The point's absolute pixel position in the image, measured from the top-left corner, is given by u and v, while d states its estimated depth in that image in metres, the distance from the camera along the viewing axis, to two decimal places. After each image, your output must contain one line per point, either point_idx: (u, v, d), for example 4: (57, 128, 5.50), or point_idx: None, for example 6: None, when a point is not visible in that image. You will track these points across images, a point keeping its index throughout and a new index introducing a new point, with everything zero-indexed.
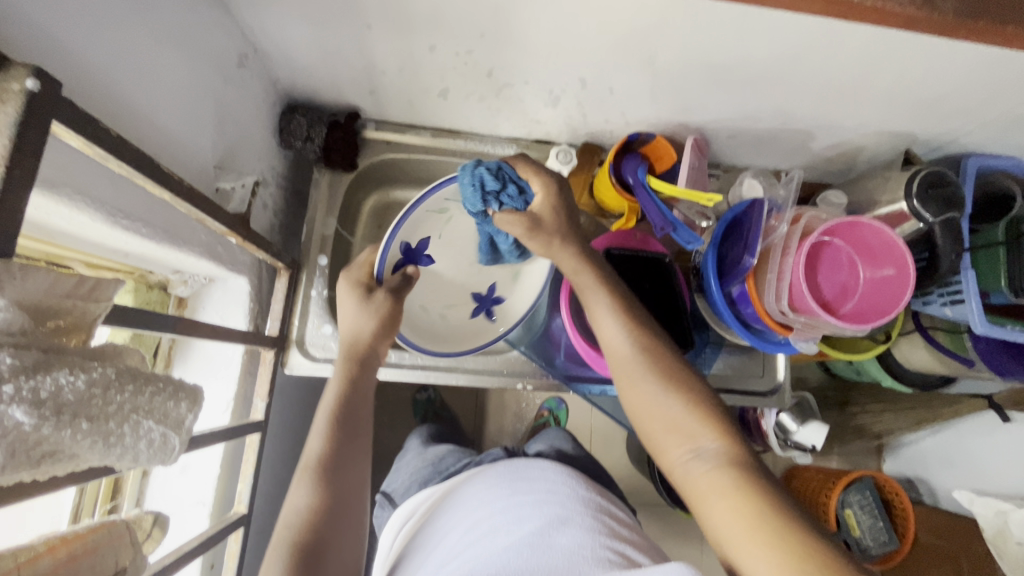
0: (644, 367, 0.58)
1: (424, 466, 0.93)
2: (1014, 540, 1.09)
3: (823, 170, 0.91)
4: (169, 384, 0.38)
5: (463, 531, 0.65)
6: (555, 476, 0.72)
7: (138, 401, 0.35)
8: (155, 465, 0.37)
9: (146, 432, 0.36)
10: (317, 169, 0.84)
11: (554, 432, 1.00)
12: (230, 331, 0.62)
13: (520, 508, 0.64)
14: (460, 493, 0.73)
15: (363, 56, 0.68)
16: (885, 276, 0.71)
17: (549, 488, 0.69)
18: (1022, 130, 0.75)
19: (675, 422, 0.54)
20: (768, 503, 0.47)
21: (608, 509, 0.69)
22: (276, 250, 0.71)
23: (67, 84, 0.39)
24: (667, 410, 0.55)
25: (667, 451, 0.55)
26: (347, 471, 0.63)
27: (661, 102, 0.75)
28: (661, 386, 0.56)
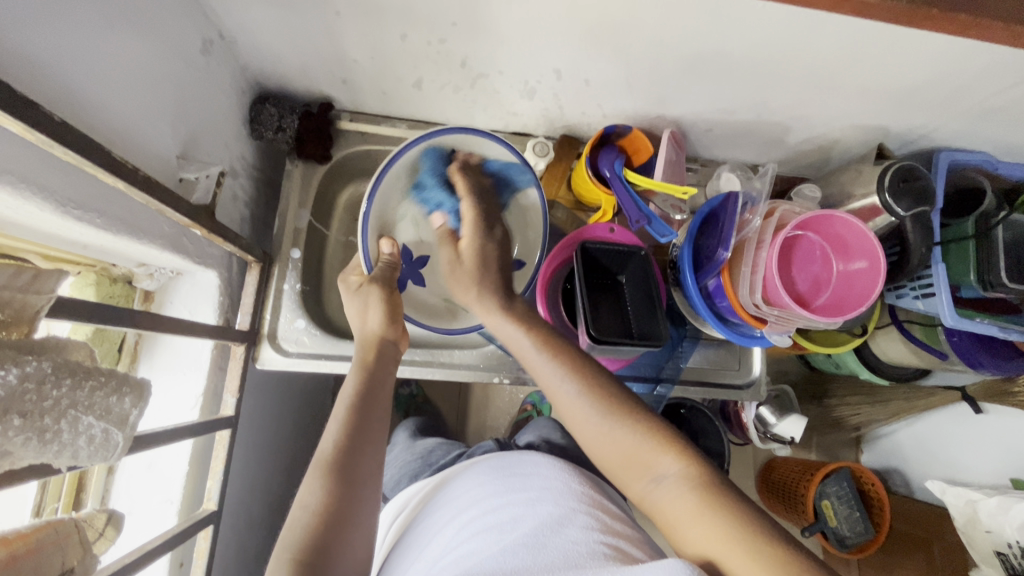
0: (590, 406, 0.59)
1: (414, 459, 0.93)
2: (983, 529, 1.11)
3: (799, 164, 0.91)
4: (111, 379, 0.42)
5: (457, 525, 0.64)
6: (548, 472, 0.71)
7: (75, 397, 0.38)
8: (98, 463, 0.40)
9: (86, 428, 0.39)
10: (290, 160, 0.82)
11: (543, 422, 1.01)
12: (195, 324, 0.60)
13: (514, 506, 0.63)
14: (450, 489, 0.73)
15: (333, 43, 0.67)
16: (857, 269, 0.71)
17: (545, 484, 0.68)
18: (992, 125, 0.77)
19: (630, 454, 0.56)
20: (729, 511, 0.50)
21: (602, 503, 0.68)
22: (246, 244, 0.70)
23: (4, 64, 0.38)
24: (622, 444, 0.57)
25: (631, 484, 0.57)
26: (361, 461, 0.56)
27: (637, 93, 0.75)
28: (604, 418, 0.58)
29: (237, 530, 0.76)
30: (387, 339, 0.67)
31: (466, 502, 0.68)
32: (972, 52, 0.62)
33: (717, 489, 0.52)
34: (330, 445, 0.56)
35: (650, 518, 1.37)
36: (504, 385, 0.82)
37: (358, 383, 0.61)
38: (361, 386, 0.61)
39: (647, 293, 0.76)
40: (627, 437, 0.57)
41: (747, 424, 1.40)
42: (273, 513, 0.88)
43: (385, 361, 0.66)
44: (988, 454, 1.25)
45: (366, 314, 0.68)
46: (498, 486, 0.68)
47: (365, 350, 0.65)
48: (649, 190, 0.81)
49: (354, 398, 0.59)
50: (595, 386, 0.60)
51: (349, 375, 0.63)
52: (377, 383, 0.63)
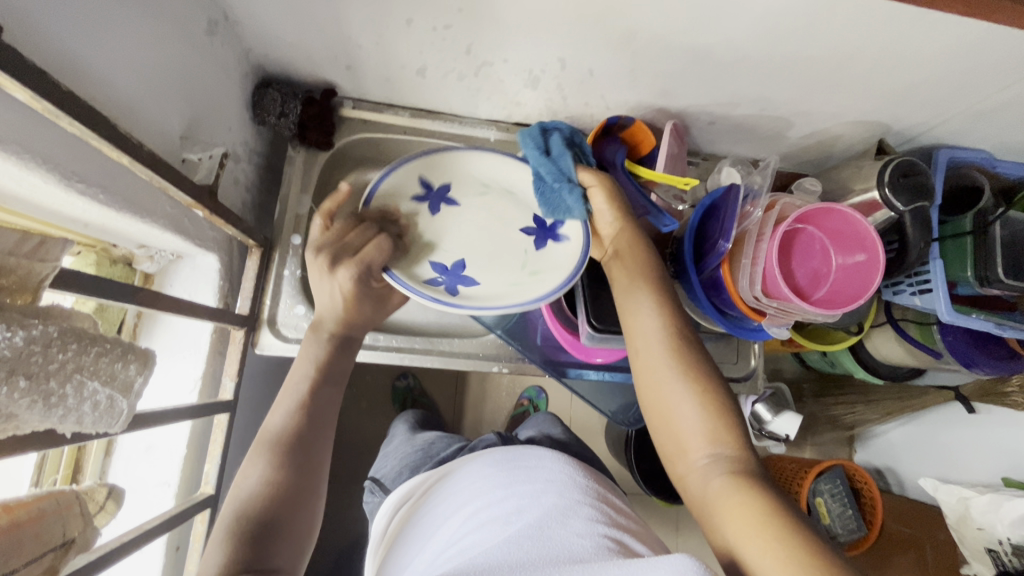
0: (669, 367, 0.57)
1: (414, 451, 0.93)
2: (975, 526, 1.12)
3: (799, 160, 0.92)
4: (117, 346, 0.42)
5: (462, 515, 0.64)
6: (552, 468, 0.70)
7: (81, 361, 0.38)
8: (102, 430, 0.41)
9: (91, 394, 0.39)
10: (292, 146, 0.82)
11: (542, 418, 1.01)
12: (195, 305, 0.60)
13: (520, 497, 0.64)
14: (453, 482, 0.73)
15: (338, 27, 0.67)
16: (856, 262, 0.72)
17: (548, 478, 0.68)
18: (990, 123, 0.77)
19: (693, 429, 0.55)
20: (775, 507, 0.47)
21: (606, 497, 0.68)
22: (248, 228, 0.70)
23: (10, 32, 0.38)
24: (688, 415, 0.55)
25: (682, 455, 0.55)
26: (314, 444, 0.57)
27: (641, 85, 0.75)
28: (683, 384, 0.56)
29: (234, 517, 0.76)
30: (356, 327, 0.66)
31: (468, 495, 0.68)
32: (974, 47, 0.63)
33: (759, 480, 0.50)
34: (279, 425, 0.56)
35: (645, 513, 1.37)
36: (504, 373, 0.83)
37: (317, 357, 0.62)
38: (323, 361, 0.62)
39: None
40: (692, 408, 0.55)
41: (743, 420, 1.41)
42: None
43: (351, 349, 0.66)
44: (981, 453, 1.26)
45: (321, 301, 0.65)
46: (502, 479, 0.68)
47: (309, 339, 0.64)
48: (650, 182, 0.81)
49: (314, 372, 0.61)
50: (683, 353, 0.58)
51: (303, 355, 0.62)
52: (337, 363, 0.63)
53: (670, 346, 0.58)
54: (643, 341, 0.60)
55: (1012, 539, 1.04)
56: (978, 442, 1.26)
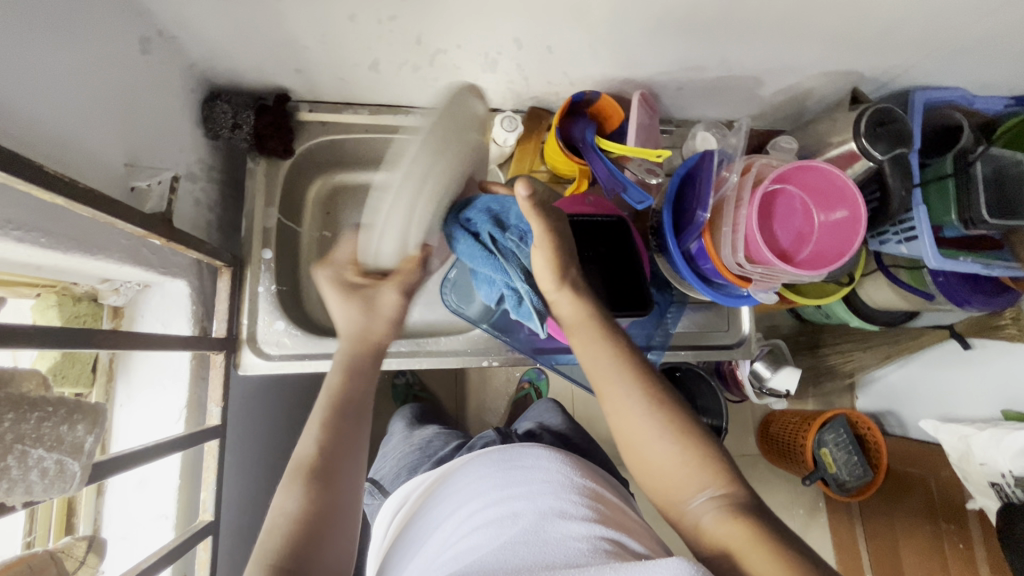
0: (646, 415, 0.55)
1: (411, 451, 0.92)
2: (977, 462, 1.13)
3: (775, 116, 0.89)
4: (59, 408, 0.42)
5: (456, 520, 0.64)
6: (543, 464, 0.70)
7: (21, 430, 0.39)
8: (57, 495, 0.41)
9: (37, 461, 0.39)
10: (251, 158, 0.79)
11: (543, 405, 1.01)
12: (163, 337, 0.59)
13: (513, 499, 0.63)
14: (449, 485, 0.72)
15: (277, 28, 0.63)
16: (839, 219, 0.71)
17: (544, 478, 0.67)
18: (965, 59, 0.75)
19: (676, 475, 0.53)
20: (781, 552, 0.45)
21: (601, 494, 0.68)
22: (214, 249, 0.68)
23: None
24: (667, 461, 0.54)
25: (674, 502, 0.54)
26: (342, 470, 0.54)
27: (604, 57, 0.72)
28: (661, 433, 0.54)
29: (240, 539, 0.75)
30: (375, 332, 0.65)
31: (461, 497, 0.67)
32: None
33: (748, 505, 0.50)
34: (308, 450, 0.54)
35: None
36: (494, 367, 0.82)
37: (340, 378, 0.60)
38: (350, 358, 0.62)
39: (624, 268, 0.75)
40: (667, 447, 0.54)
41: (743, 381, 1.42)
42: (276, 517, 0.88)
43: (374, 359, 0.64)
44: (979, 389, 1.26)
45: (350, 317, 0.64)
46: (496, 479, 0.68)
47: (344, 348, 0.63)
48: (623, 157, 0.79)
49: (331, 403, 0.57)
50: (655, 395, 0.56)
51: (331, 372, 0.61)
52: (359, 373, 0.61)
53: (636, 383, 0.56)
54: (610, 388, 0.57)
55: (1014, 472, 1.04)
56: (977, 378, 1.27)
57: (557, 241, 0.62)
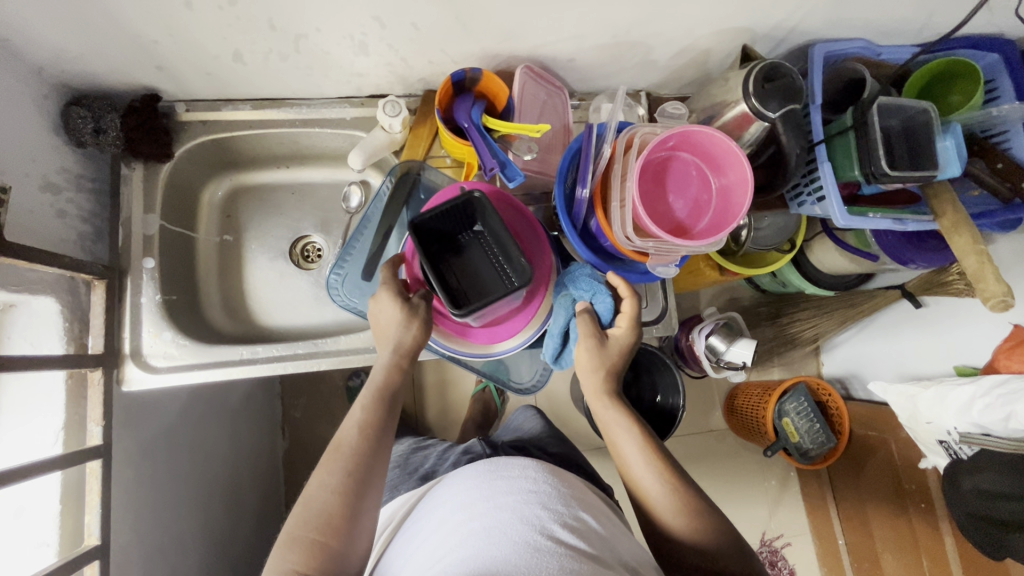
0: (664, 506, 0.61)
1: (391, 469, 0.93)
2: (924, 420, 1.10)
3: (680, 82, 0.86)
4: None
5: (439, 546, 0.59)
6: (532, 472, 0.66)
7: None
8: None
9: None
10: (127, 164, 0.75)
11: (526, 412, 1.09)
12: (10, 357, 0.55)
13: (500, 510, 0.59)
14: (432, 499, 0.69)
15: (112, 24, 0.60)
16: (730, 182, 0.68)
17: (531, 487, 0.63)
18: (858, 7, 0.72)
19: (686, 553, 0.60)
20: None
21: (582, 501, 0.66)
22: (79, 262, 0.65)
23: None
24: (682, 542, 0.60)
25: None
26: (375, 472, 0.59)
27: (477, 31, 0.68)
28: (676, 517, 0.60)
29: (147, 557, 0.73)
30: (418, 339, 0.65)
31: (448, 513, 0.64)
32: None
33: None
34: (352, 437, 0.60)
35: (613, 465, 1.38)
36: None
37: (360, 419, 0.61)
38: (383, 379, 0.64)
39: (488, 256, 0.67)
40: (684, 517, 0.60)
41: (700, 355, 1.41)
42: (200, 531, 0.86)
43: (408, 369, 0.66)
44: (928, 350, 1.25)
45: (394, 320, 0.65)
46: (486, 490, 0.63)
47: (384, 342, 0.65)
48: (510, 135, 0.76)
49: (373, 394, 0.63)
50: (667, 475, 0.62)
51: (377, 366, 0.66)
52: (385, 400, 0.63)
53: (648, 468, 0.63)
54: (637, 480, 0.63)
55: (960, 429, 1.01)
56: (930, 335, 1.25)
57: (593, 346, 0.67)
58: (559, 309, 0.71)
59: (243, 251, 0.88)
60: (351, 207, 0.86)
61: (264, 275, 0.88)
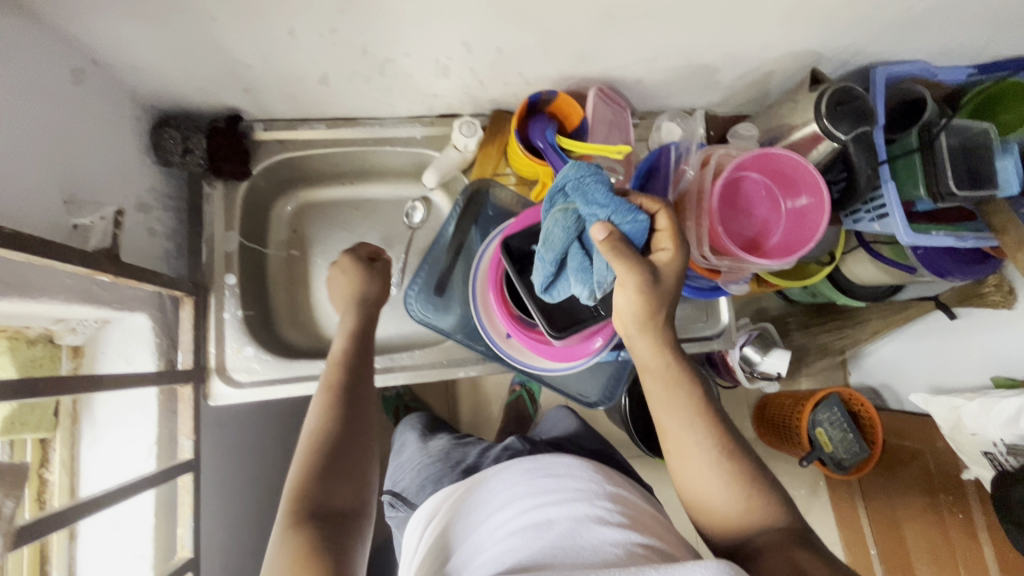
0: (691, 431, 0.57)
1: (426, 461, 0.88)
2: (970, 433, 1.10)
3: (738, 101, 0.88)
4: None
5: (481, 540, 0.57)
6: (577, 470, 0.63)
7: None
8: None
9: None
10: (208, 183, 0.77)
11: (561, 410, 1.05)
12: (120, 376, 0.57)
13: (546, 506, 0.57)
14: (459, 490, 0.66)
15: (215, 51, 0.62)
16: (804, 205, 0.70)
17: (578, 485, 0.60)
18: (924, 31, 0.74)
19: (709, 483, 0.56)
20: None
21: (630, 498, 0.63)
22: (173, 281, 0.66)
23: None
24: (708, 471, 0.55)
25: (715, 509, 0.55)
26: (352, 456, 0.56)
27: (556, 55, 0.70)
28: (704, 446, 0.56)
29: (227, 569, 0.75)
30: (370, 312, 0.69)
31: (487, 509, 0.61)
32: None
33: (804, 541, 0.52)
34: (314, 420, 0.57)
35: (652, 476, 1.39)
36: (472, 377, 0.80)
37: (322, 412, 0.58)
38: (343, 356, 0.64)
39: None
40: (719, 476, 0.55)
41: (733, 367, 1.40)
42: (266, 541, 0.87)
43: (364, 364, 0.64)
44: (958, 355, 1.24)
45: (368, 285, 0.70)
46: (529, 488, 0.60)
47: (344, 327, 0.67)
48: (584, 155, 0.78)
49: (335, 373, 0.62)
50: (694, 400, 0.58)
51: (334, 346, 0.65)
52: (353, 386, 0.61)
53: (678, 396, 0.58)
54: (663, 413, 0.59)
55: (1006, 440, 1.02)
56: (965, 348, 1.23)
57: (649, 269, 0.55)
58: (555, 225, 0.58)
59: (308, 266, 0.88)
60: (414, 223, 0.90)
61: (329, 290, 0.88)
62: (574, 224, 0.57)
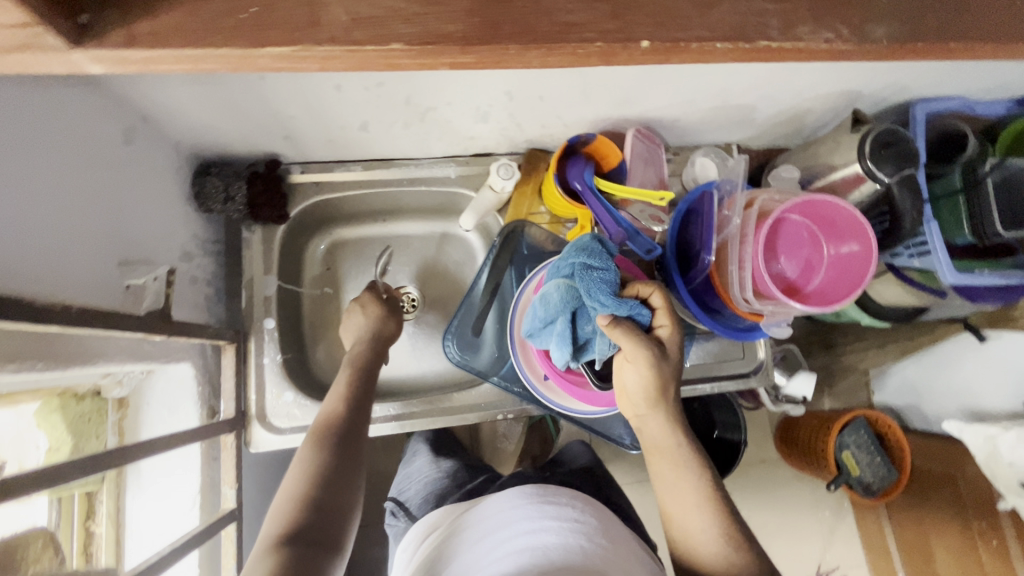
0: (689, 494, 0.57)
1: (437, 480, 0.83)
2: (1007, 463, 0.97)
3: (773, 136, 0.88)
4: None
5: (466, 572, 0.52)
6: (587, 532, 0.53)
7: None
8: None
9: None
10: (246, 227, 0.77)
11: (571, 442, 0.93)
12: (173, 434, 0.57)
13: (540, 536, 0.52)
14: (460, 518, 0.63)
15: (262, 106, 0.62)
16: (850, 251, 0.69)
17: (575, 516, 0.55)
18: (967, 71, 0.73)
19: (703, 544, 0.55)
20: None
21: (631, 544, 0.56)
22: (215, 331, 0.66)
23: None
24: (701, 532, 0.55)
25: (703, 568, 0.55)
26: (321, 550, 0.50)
27: (597, 101, 0.70)
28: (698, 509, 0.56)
29: None
30: (370, 345, 0.72)
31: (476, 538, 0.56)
32: None
33: None
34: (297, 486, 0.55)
35: None
36: (510, 421, 0.79)
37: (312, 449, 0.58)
38: (335, 412, 0.64)
39: None
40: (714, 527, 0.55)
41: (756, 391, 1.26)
42: None
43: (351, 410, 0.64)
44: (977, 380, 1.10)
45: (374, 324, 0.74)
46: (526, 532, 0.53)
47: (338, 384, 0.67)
48: (624, 198, 0.78)
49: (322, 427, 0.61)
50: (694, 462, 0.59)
51: (329, 399, 0.66)
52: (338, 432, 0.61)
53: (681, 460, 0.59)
54: (663, 478, 0.59)
55: None
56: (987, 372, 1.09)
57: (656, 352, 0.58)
58: (555, 290, 0.63)
59: (342, 303, 0.88)
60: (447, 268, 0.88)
61: None
62: (572, 298, 0.62)
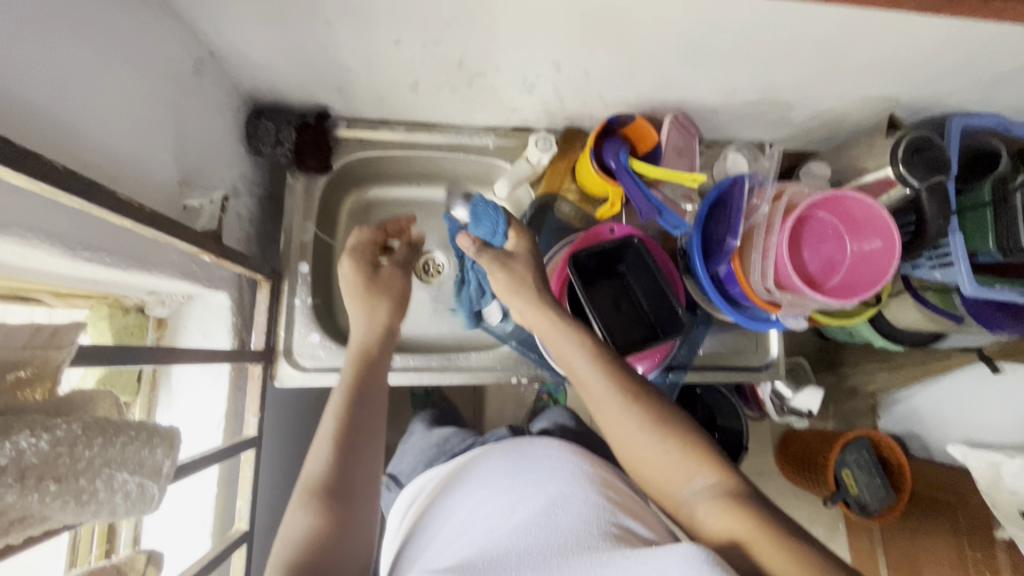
0: (621, 412, 0.54)
1: (429, 447, 0.83)
2: (1009, 490, 0.95)
3: (806, 138, 0.89)
4: (141, 432, 0.43)
5: (438, 553, 0.50)
6: (569, 477, 0.54)
7: (109, 453, 0.40)
8: (137, 514, 0.42)
9: (122, 483, 0.40)
10: (290, 173, 0.81)
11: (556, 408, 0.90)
12: (213, 351, 0.60)
13: (521, 486, 0.53)
14: (460, 469, 0.63)
15: (325, 55, 0.65)
16: (873, 248, 0.70)
17: (554, 464, 0.56)
18: (1008, 87, 0.74)
19: (660, 464, 0.52)
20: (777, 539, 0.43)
21: (614, 481, 0.57)
22: (255, 264, 0.69)
23: (12, 131, 0.38)
24: (646, 451, 0.53)
25: (666, 490, 0.53)
26: (355, 492, 0.55)
27: (641, 82, 0.72)
28: (644, 431, 0.53)
29: (269, 546, 0.77)
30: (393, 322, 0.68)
31: (460, 503, 0.56)
32: (978, 29, 0.61)
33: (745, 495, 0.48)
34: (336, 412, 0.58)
35: None
36: (523, 384, 0.82)
37: (344, 401, 0.59)
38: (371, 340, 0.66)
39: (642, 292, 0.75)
40: (659, 455, 0.52)
41: (763, 400, 1.23)
42: None
43: (385, 360, 0.66)
44: (986, 405, 1.09)
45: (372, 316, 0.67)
46: (506, 489, 0.53)
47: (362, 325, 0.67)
48: (657, 179, 0.80)
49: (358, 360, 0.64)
50: (636, 395, 0.55)
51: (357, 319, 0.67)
52: (371, 382, 0.63)
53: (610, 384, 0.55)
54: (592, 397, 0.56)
55: None
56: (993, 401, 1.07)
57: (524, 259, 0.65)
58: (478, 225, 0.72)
59: None
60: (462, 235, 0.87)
61: None
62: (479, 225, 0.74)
